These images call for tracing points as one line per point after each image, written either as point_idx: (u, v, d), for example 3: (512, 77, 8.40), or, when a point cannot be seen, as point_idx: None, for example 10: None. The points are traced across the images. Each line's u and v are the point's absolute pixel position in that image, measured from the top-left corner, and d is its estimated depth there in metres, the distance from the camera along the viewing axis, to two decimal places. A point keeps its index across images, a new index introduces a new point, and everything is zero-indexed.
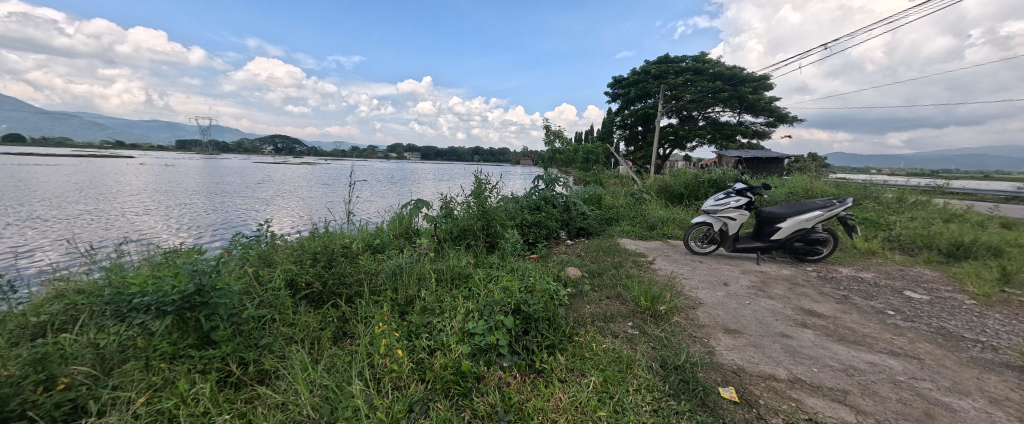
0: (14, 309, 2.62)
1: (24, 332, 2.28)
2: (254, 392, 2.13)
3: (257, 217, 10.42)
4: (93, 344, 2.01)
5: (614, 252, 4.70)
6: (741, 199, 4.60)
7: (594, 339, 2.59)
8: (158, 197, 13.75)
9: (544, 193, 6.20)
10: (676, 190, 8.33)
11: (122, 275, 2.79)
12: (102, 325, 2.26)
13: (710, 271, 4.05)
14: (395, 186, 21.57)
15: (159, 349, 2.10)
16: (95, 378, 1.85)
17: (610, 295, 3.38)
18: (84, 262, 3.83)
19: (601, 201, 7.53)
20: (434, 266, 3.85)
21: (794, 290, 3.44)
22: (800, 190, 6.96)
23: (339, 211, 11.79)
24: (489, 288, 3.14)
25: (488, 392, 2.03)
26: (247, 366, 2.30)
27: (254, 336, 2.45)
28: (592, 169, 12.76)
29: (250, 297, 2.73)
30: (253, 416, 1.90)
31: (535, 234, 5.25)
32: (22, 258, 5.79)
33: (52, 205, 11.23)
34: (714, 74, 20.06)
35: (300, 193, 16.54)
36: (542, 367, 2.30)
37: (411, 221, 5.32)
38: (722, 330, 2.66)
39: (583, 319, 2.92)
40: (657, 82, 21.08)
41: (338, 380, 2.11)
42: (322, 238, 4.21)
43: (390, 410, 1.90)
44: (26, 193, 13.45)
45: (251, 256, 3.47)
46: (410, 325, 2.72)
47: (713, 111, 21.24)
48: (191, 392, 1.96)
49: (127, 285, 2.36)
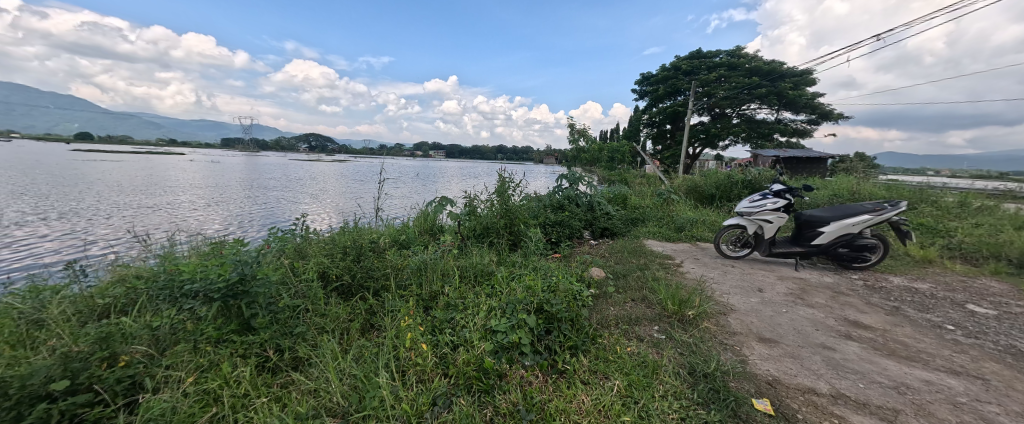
0: (83, 291, 2.91)
1: (92, 313, 2.53)
2: (289, 378, 2.24)
3: (293, 211, 10.95)
4: (150, 325, 2.20)
5: (640, 254, 4.57)
6: (779, 201, 4.35)
7: (618, 342, 2.53)
8: (204, 192, 14.79)
9: (567, 192, 6.13)
10: (706, 190, 8.00)
11: (174, 263, 3.03)
12: (157, 309, 2.47)
13: (742, 276, 3.86)
14: (421, 184, 22.05)
15: (205, 333, 2.26)
16: (151, 357, 2.01)
17: (635, 298, 3.30)
18: (142, 251, 4.18)
19: (627, 201, 7.37)
20: (458, 263, 3.90)
21: (837, 300, 3.22)
22: (845, 192, 6.50)
23: (368, 207, 12.18)
24: (512, 286, 3.15)
25: (510, 390, 2.03)
26: (282, 353, 2.42)
27: (289, 324, 2.58)
28: (617, 168, 12.48)
29: (286, 287, 2.90)
30: (288, 401, 1.99)
31: (558, 233, 5.20)
32: (96, 245, 6.40)
33: (114, 198, 12.32)
34: (750, 69, 19.10)
35: (332, 190, 17.27)
36: (565, 368, 2.27)
37: (436, 218, 5.42)
38: (756, 338, 2.52)
39: (607, 322, 2.86)
40: (688, 79, 20.37)
41: (366, 370, 2.19)
42: (352, 232, 4.38)
43: (415, 402, 1.94)
44: (94, 186, 14.86)
45: (287, 249, 3.67)
46: (434, 320, 2.78)
47: (748, 108, 20.22)
48: (233, 375, 2.10)
49: (179, 273, 2.58)
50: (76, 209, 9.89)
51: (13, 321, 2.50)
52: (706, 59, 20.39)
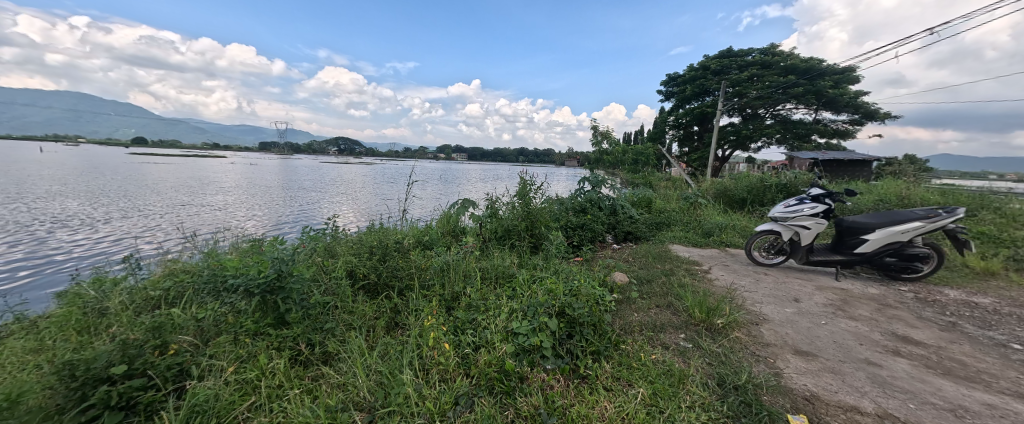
0: (138, 283, 3.18)
1: (145, 304, 2.75)
2: (319, 372, 2.33)
3: (324, 212, 11.42)
4: (196, 317, 2.37)
5: (665, 259, 4.45)
6: (818, 205, 4.10)
7: (643, 349, 2.47)
8: (243, 193, 15.70)
9: (590, 195, 6.04)
10: (737, 194, 7.67)
11: (217, 259, 3.25)
12: (201, 302, 2.66)
13: (777, 285, 3.67)
14: (443, 186, 22.41)
15: (244, 326, 2.41)
16: (196, 347, 2.15)
17: (660, 304, 3.21)
18: (190, 248, 4.50)
19: (652, 205, 7.19)
20: (479, 265, 3.94)
21: (883, 313, 3.00)
22: (892, 197, 6.05)
23: (394, 208, 12.50)
24: (533, 289, 3.14)
25: (531, 393, 2.03)
26: (313, 347, 2.52)
27: (319, 320, 2.69)
28: (641, 171, 12.20)
29: (318, 285, 3.03)
30: (319, 394, 2.08)
31: (580, 237, 5.14)
32: (151, 242, 6.95)
33: (163, 198, 13.30)
34: (786, 67, 18.20)
35: (358, 191, 17.88)
36: (587, 373, 2.24)
37: (458, 219, 5.50)
38: (791, 351, 2.40)
39: (630, 327, 2.80)
40: (717, 78, 19.68)
41: (391, 367, 2.24)
42: (378, 233, 4.52)
43: (438, 400, 1.97)
44: (146, 187, 16.09)
45: (319, 248, 3.84)
46: (456, 321, 2.82)
47: (784, 108, 19.23)
48: (269, 367, 2.21)
49: (222, 269, 2.77)
50: (132, 208, 10.77)
51: (79, 309, 2.75)
52: (737, 58, 19.62)
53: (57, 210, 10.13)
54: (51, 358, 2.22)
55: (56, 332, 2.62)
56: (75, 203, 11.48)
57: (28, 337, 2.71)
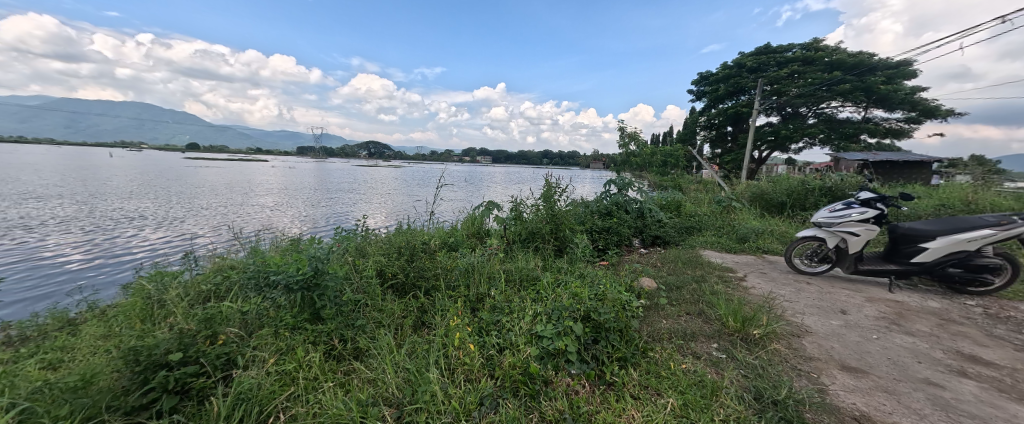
0: (190, 277, 3.46)
1: (197, 297, 2.99)
2: (351, 367, 2.42)
3: (355, 213, 11.90)
4: (241, 310, 2.55)
5: (695, 265, 4.28)
6: (868, 211, 3.80)
7: (672, 358, 2.39)
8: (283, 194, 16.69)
9: (616, 197, 5.91)
10: (775, 198, 7.26)
11: (259, 257, 3.48)
12: (246, 296, 2.86)
13: (821, 295, 3.43)
14: (468, 188, 22.75)
15: (284, 321, 2.56)
16: (242, 338, 2.30)
17: (690, 311, 3.09)
18: (236, 246, 4.84)
19: (682, 209, 6.94)
20: (503, 266, 3.97)
21: (946, 329, 2.72)
22: (957, 202, 5.51)
23: (421, 209, 12.82)
24: (558, 292, 3.12)
25: (556, 398, 2.01)
26: (345, 343, 2.63)
27: (351, 317, 2.81)
28: (670, 173, 11.82)
29: (350, 282, 3.17)
30: (351, 387, 2.16)
31: (606, 240, 5.06)
32: (203, 240, 7.53)
33: (212, 199, 14.35)
34: (830, 63, 17.07)
35: (387, 193, 18.47)
36: (613, 380, 2.20)
37: (483, 221, 5.56)
38: (838, 366, 2.23)
39: (659, 335, 2.72)
40: (753, 76, 18.78)
41: (418, 365, 2.30)
42: (406, 234, 4.66)
43: (463, 400, 1.99)
44: (198, 190, 17.46)
45: (351, 247, 4.02)
46: (480, 322, 2.85)
47: (828, 106, 18.01)
48: (305, 360, 2.33)
49: (264, 266, 2.97)
50: (185, 209, 11.69)
51: (142, 300, 3.04)
52: (775, 54, 18.65)
53: (124, 210, 11.20)
54: (118, 344, 2.46)
55: (122, 320, 2.90)
56: (139, 203, 12.64)
57: (100, 324, 3.02)
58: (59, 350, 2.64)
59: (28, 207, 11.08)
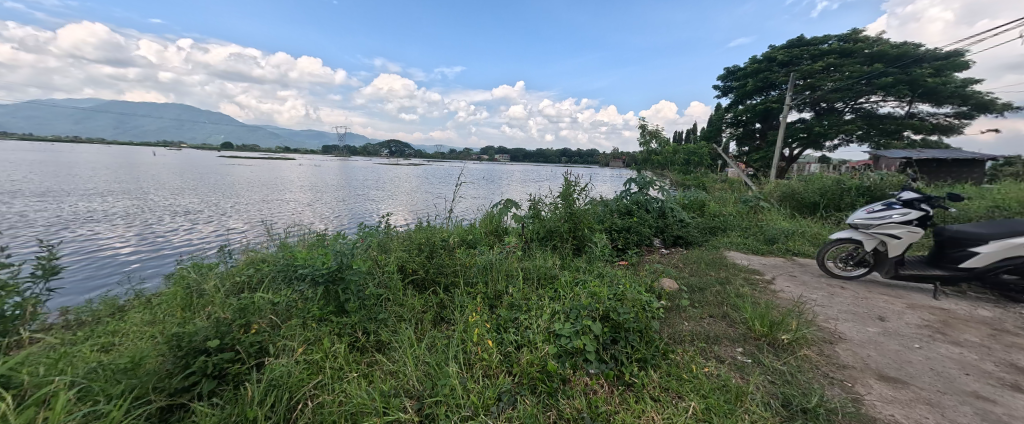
0: (226, 269, 3.66)
1: (232, 287, 3.17)
2: (374, 358, 2.49)
3: (377, 210, 12.21)
4: (273, 301, 2.68)
5: (719, 267, 4.15)
6: (910, 213, 3.58)
7: (694, 361, 2.33)
8: (309, 191, 17.33)
9: (636, 196, 5.80)
10: (807, 198, 6.91)
11: (288, 251, 3.64)
12: (277, 288, 3.02)
13: (856, 301, 3.25)
14: (486, 187, 22.90)
15: (310, 312, 2.68)
16: (273, 327, 2.42)
17: (714, 314, 3.00)
18: (268, 241, 5.08)
19: (705, 209, 6.73)
20: (521, 264, 3.98)
21: (999, 340, 2.52)
22: (1014, 203, 5.08)
23: (441, 207, 13.00)
24: (576, 291, 3.11)
25: (574, 396, 2.00)
26: (368, 336, 2.71)
27: (373, 310, 2.90)
28: (694, 172, 11.48)
29: (372, 277, 3.27)
30: (374, 379, 2.23)
31: (626, 240, 4.98)
32: (237, 235, 7.93)
33: (244, 196, 15.09)
34: (871, 55, 16.08)
35: (407, 191, 18.82)
36: (632, 381, 2.17)
37: (501, 220, 5.58)
38: (875, 376, 2.11)
39: (680, 337, 2.66)
40: (784, 70, 17.95)
41: (438, 359, 2.35)
42: (426, 231, 4.74)
43: (481, 395, 2.02)
44: (232, 187, 18.37)
45: (374, 243, 4.14)
46: (498, 319, 2.88)
47: (867, 100, 16.96)
48: (331, 351, 2.42)
49: (294, 260, 3.12)
50: (220, 205, 12.33)
51: (184, 289, 3.25)
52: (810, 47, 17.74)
53: (165, 206, 11.95)
54: (162, 330, 2.65)
55: (165, 308, 3.10)
56: (178, 200, 13.45)
57: (146, 311, 3.25)
58: (110, 334, 2.84)
59: (84, 202, 12.04)
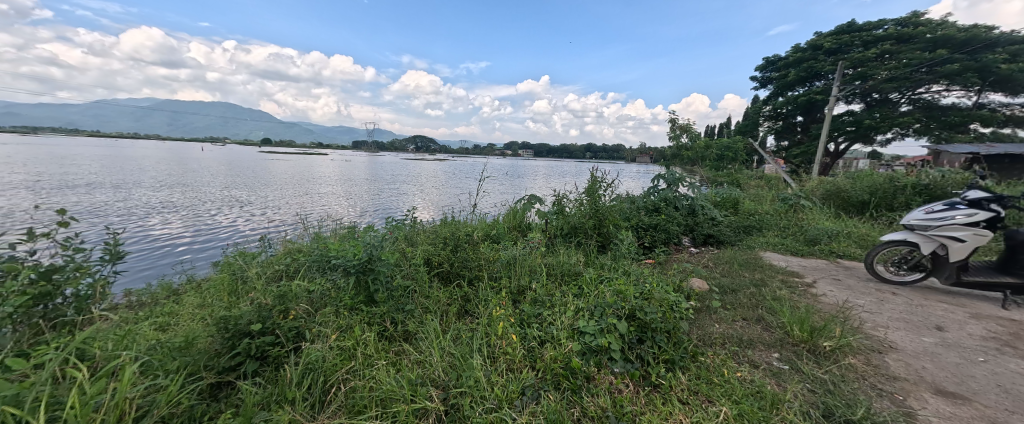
0: (265, 258, 3.89)
1: (271, 275, 3.37)
2: (402, 348, 2.56)
3: (405, 204, 12.52)
4: (308, 290, 2.83)
5: (754, 268, 3.96)
6: (977, 213, 3.24)
7: (725, 364, 2.25)
8: (340, 186, 18.05)
9: (664, 193, 5.61)
10: (855, 196, 6.43)
11: (321, 243, 3.81)
12: (312, 277, 3.18)
13: (910, 308, 3.00)
14: (510, 182, 22.90)
15: (342, 301, 2.81)
16: (308, 314, 2.54)
17: (747, 317, 2.87)
18: (303, 233, 5.34)
19: (740, 207, 6.43)
20: (545, 260, 3.96)
21: None
22: None
23: (465, 202, 13.16)
24: (601, 288, 3.06)
25: (599, 394, 1.98)
26: (396, 326, 2.80)
27: (401, 301, 2.99)
28: (727, 168, 10.96)
29: (400, 269, 3.37)
30: (401, 367, 2.30)
31: (653, 238, 4.84)
32: (274, 226, 8.39)
33: (280, 190, 15.91)
34: (933, 40, 14.65)
35: (433, 186, 19.18)
36: (659, 382, 2.11)
37: (525, 215, 5.57)
38: (930, 389, 1.95)
39: (711, 339, 2.56)
40: (831, 59, 16.72)
41: (462, 351, 2.39)
42: (451, 225, 4.83)
43: (505, 388, 2.03)
44: (270, 181, 19.41)
45: (401, 236, 4.27)
46: (521, 314, 2.88)
47: (926, 90, 15.50)
48: (361, 338, 2.51)
49: (327, 251, 3.28)
50: (259, 198, 13.10)
51: (230, 276, 3.49)
52: (862, 33, 16.40)
53: (211, 198, 12.85)
54: (211, 313, 2.86)
55: (213, 293, 3.34)
56: (222, 193, 14.39)
57: (197, 294, 3.52)
58: (166, 314, 3.11)
59: (143, 194, 13.17)
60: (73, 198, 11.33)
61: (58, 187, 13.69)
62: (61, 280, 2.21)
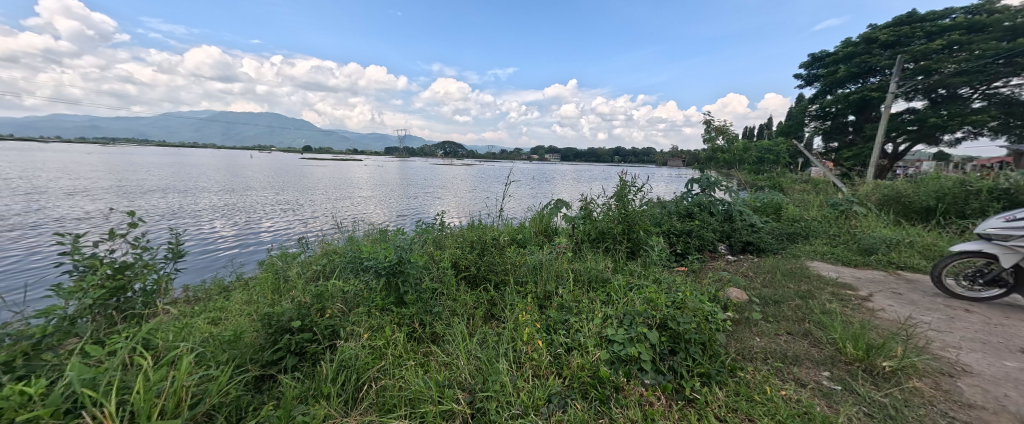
0: (304, 259, 4.12)
1: (309, 275, 3.57)
2: (430, 349, 2.62)
3: (434, 208, 12.86)
4: (344, 290, 2.97)
5: (800, 278, 3.69)
6: None
7: (768, 381, 2.09)
8: (373, 190, 18.85)
9: (698, 198, 5.36)
10: (918, 202, 5.84)
11: (354, 245, 3.98)
12: (347, 277, 3.33)
13: (987, 327, 2.67)
14: (536, 186, 22.84)
15: (375, 301, 2.91)
16: (343, 313, 2.65)
17: (792, 331, 2.67)
18: (339, 235, 5.63)
19: (783, 213, 6.03)
20: (572, 266, 3.90)
21: None
22: None
23: (492, 206, 13.30)
24: (630, 295, 2.97)
25: (629, 406, 1.91)
26: (424, 327, 2.86)
27: (429, 303, 3.06)
28: (768, 171, 10.32)
29: (428, 271, 3.45)
30: (429, 368, 2.34)
31: (686, 244, 4.63)
32: (312, 228, 8.90)
33: (319, 194, 16.89)
34: (1013, 27, 13.08)
35: (461, 190, 19.53)
36: (694, 396, 2.01)
37: (551, 220, 5.54)
38: (1015, 421, 1.70)
39: (751, 354, 2.41)
40: (888, 52, 15.36)
41: (488, 355, 2.39)
42: (478, 229, 4.89)
43: (531, 395, 2.01)
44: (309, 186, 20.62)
45: (430, 239, 4.37)
46: (548, 319, 2.85)
47: (1005, 84, 13.83)
48: (391, 338, 2.58)
49: (360, 254, 3.43)
50: (299, 202, 13.93)
51: (273, 276, 3.74)
52: (925, 23, 14.95)
53: (258, 202, 13.87)
54: (256, 309, 3.07)
55: (259, 290, 3.59)
56: (267, 197, 15.50)
57: (244, 291, 3.79)
58: (217, 309, 3.37)
59: (200, 198, 14.47)
60: (142, 202, 12.64)
61: (132, 191, 15.35)
62: (131, 275, 2.46)
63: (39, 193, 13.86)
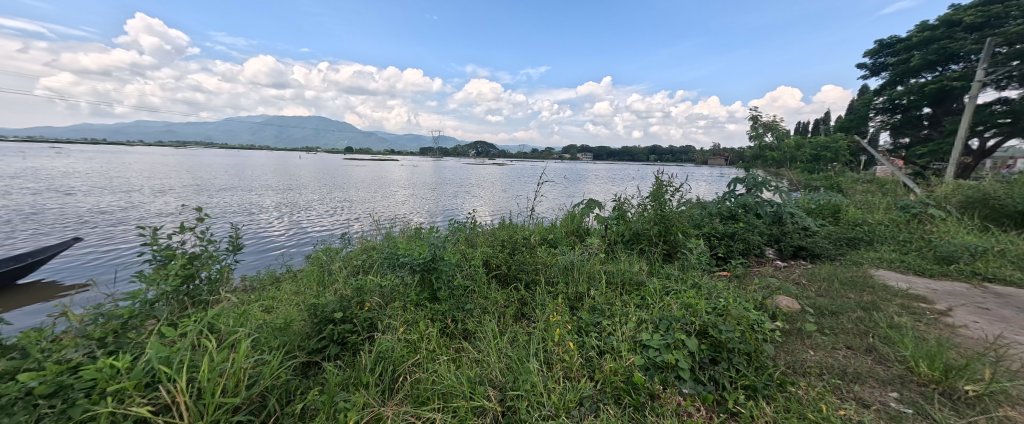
0: (345, 254, 4.35)
1: (350, 269, 3.77)
2: (461, 345, 2.66)
3: (466, 207, 13.10)
4: (381, 285, 3.10)
5: (862, 288, 3.35)
6: None
7: (824, 399, 1.91)
8: (409, 189, 19.52)
9: (743, 198, 5.04)
10: (1011, 205, 5.10)
11: (391, 242, 4.14)
12: (384, 272, 3.48)
13: None
14: (568, 186, 22.56)
15: (410, 296, 3.02)
16: (380, 306, 2.76)
17: (853, 346, 2.43)
18: (378, 231, 5.89)
19: (842, 216, 5.52)
20: (605, 267, 3.81)
21: None
22: None
23: (524, 205, 13.32)
24: (667, 300, 2.84)
25: (664, 415, 1.83)
26: (456, 324, 2.91)
27: (461, 300, 3.11)
28: (824, 170, 9.46)
29: (461, 269, 3.51)
30: (461, 363, 2.39)
31: (729, 247, 4.35)
32: (353, 226, 9.40)
33: (359, 193, 17.79)
34: None
35: (492, 190, 19.70)
36: (738, 410, 1.89)
37: (583, 220, 5.45)
38: None
39: (804, 368, 2.22)
40: (974, 35, 13.54)
41: (519, 354, 2.40)
42: (509, 228, 4.91)
43: (563, 397, 1.99)
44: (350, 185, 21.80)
45: (462, 238, 4.45)
46: (579, 321, 2.80)
47: None
48: (424, 332, 2.66)
49: (398, 250, 3.57)
50: (341, 200, 14.80)
51: (318, 270, 4.00)
52: None
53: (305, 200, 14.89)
54: (303, 300, 3.29)
55: (306, 282, 3.86)
56: (313, 195, 16.58)
57: (293, 282, 4.09)
58: (269, 298, 3.65)
59: (256, 196, 15.79)
60: (207, 199, 14.03)
61: (199, 189, 17.08)
62: (199, 265, 2.73)
63: (129, 190, 15.88)
